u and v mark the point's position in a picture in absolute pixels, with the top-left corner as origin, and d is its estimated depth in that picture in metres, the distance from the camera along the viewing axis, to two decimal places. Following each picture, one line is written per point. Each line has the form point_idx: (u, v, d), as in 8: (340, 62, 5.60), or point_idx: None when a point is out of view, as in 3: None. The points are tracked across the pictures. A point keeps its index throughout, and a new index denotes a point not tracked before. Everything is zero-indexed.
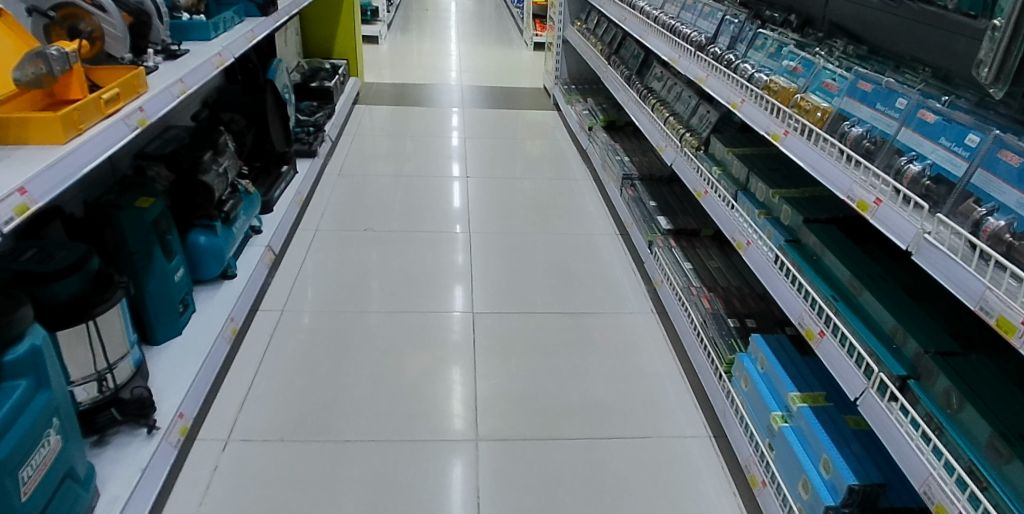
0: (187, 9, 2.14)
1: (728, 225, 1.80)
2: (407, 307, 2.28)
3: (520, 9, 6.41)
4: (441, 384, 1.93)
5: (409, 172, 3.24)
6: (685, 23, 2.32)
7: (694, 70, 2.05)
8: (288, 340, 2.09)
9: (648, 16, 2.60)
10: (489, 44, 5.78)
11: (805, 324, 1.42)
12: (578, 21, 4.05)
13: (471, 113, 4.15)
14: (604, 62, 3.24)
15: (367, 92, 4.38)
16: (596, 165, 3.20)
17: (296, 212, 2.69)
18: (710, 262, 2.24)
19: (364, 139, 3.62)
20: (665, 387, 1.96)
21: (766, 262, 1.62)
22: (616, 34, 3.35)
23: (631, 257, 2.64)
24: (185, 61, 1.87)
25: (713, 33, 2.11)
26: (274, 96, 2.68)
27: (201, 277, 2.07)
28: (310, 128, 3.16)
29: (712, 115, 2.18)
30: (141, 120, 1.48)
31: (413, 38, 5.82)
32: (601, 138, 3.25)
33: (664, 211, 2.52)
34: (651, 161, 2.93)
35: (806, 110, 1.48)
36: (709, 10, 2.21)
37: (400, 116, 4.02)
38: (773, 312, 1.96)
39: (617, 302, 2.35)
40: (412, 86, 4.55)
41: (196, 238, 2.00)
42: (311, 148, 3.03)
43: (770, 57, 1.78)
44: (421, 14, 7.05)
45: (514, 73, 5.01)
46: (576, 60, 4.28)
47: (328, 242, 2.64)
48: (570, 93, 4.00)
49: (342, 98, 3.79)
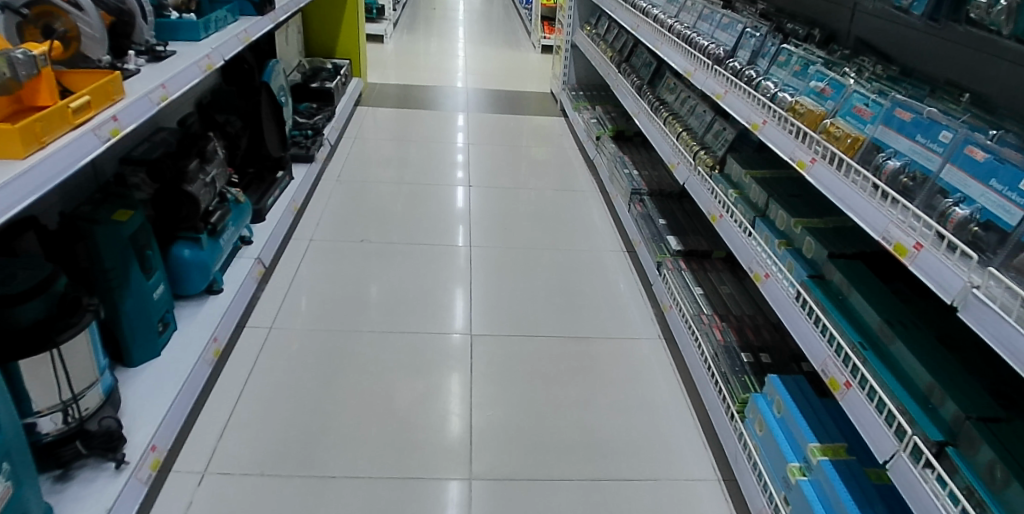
0: (175, 7, 2.03)
1: (745, 254, 1.69)
2: (402, 326, 2.17)
3: (528, 10, 6.30)
4: (435, 414, 1.82)
5: (409, 179, 3.13)
6: (702, 34, 2.20)
7: (711, 85, 1.93)
8: (276, 360, 1.98)
9: (663, 25, 2.48)
10: (496, 46, 5.66)
11: (828, 373, 1.30)
12: (587, 25, 3.94)
13: (476, 117, 4.04)
14: (615, 69, 3.13)
15: (370, 93, 4.26)
16: (603, 177, 3.09)
17: (291, 220, 2.58)
18: (721, 287, 2.13)
19: (365, 143, 3.51)
20: (673, 422, 1.85)
21: (786, 298, 1.50)
22: (627, 41, 3.23)
23: (639, 276, 2.53)
24: (170, 64, 1.75)
25: (732, 46, 1.99)
26: (269, 99, 2.56)
27: (184, 293, 1.96)
28: (308, 131, 3.05)
29: (729, 133, 2.06)
30: (115, 131, 1.37)
31: (419, 37, 5.71)
32: (609, 149, 3.13)
33: (674, 231, 2.41)
34: (661, 176, 2.81)
35: (836, 137, 1.36)
36: (727, 21, 2.08)
37: (403, 120, 3.91)
38: (788, 346, 1.84)
39: (623, 326, 2.24)
40: (417, 88, 4.44)
41: (179, 251, 1.90)
42: (309, 153, 2.91)
43: (793, 75, 1.65)
44: (428, 12, 6.94)
45: (520, 76, 4.90)
46: (584, 66, 4.16)
47: (323, 254, 2.53)
48: (578, 99, 3.89)
49: (344, 100, 3.67)
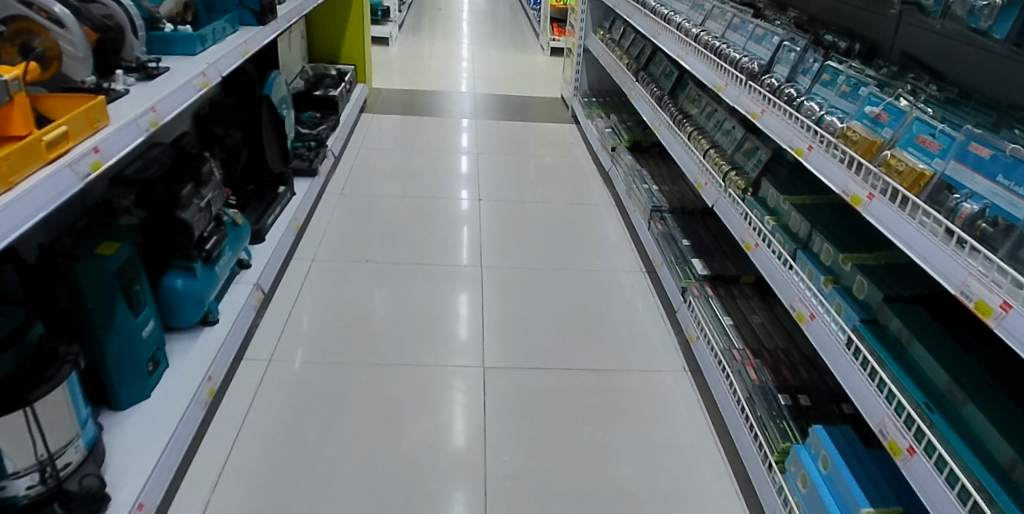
0: (169, 19, 1.90)
1: (785, 290, 1.54)
2: (410, 357, 2.04)
3: (536, 11, 6.15)
4: (446, 459, 1.69)
5: (416, 192, 3.00)
6: (731, 45, 2.07)
7: (745, 102, 1.80)
8: (276, 396, 1.86)
9: (687, 33, 2.34)
10: (504, 48, 5.52)
11: (888, 434, 1.15)
12: (601, 29, 3.80)
13: (484, 125, 3.90)
14: (631, 77, 2.99)
15: (375, 99, 4.13)
16: (619, 190, 2.95)
17: (292, 240, 2.45)
18: (752, 317, 2.00)
19: (370, 153, 3.38)
20: (702, 468, 1.72)
21: (835, 345, 1.34)
22: (644, 47, 3.09)
23: (660, 299, 2.40)
24: (163, 82, 1.61)
25: (768, 60, 1.85)
26: (270, 112, 2.43)
27: (176, 325, 1.84)
28: (311, 143, 2.92)
29: (763, 154, 1.93)
30: (95, 164, 1.23)
31: (425, 40, 5.57)
32: (625, 161, 2.99)
33: (698, 252, 2.28)
34: (682, 191, 2.67)
35: (899, 172, 1.22)
36: (761, 32, 1.95)
37: (410, 127, 3.77)
38: (828, 386, 1.71)
39: (644, 356, 2.10)
40: (423, 93, 4.31)
41: (172, 282, 1.78)
42: (312, 167, 2.78)
43: (841, 96, 1.52)
44: (433, 14, 6.81)
45: (529, 81, 4.76)
46: (597, 71, 4.02)
47: (327, 275, 2.40)
48: (591, 106, 3.75)
49: (349, 108, 3.54)
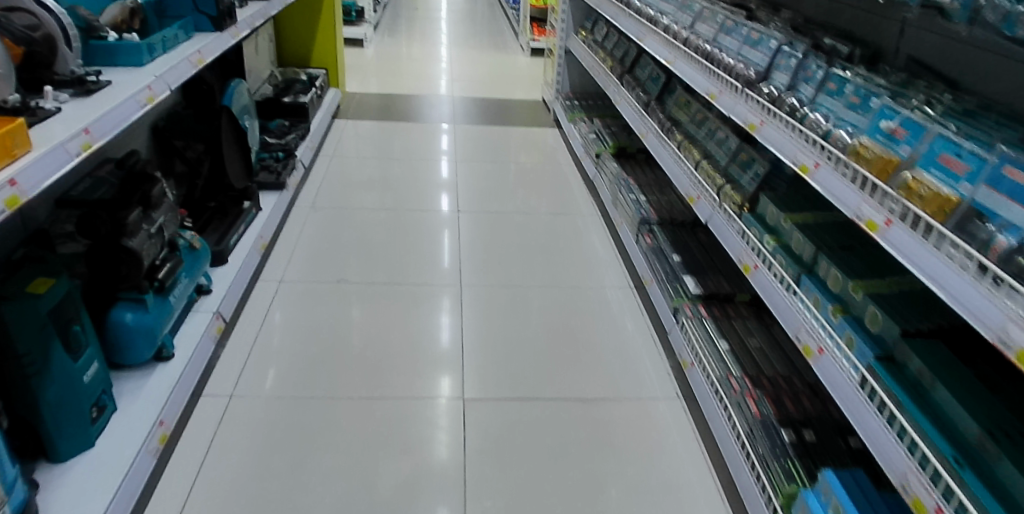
0: (113, 27, 1.73)
1: (789, 320, 1.45)
2: (387, 388, 1.90)
3: (515, 11, 6.01)
4: (425, 504, 1.55)
5: (392, 204, 2.84)
6: (724, 50, 1.95)
7: (742, 112, 1.68)
8: (240, 437, 1.71)
9: (675, 36, 2.21)
10: (483, 49, 5.36)
11: (911, 490, 1.03)
12: (582, 30, 3.66)
13: (464, 130, 3.75)
14: (616, 81, 2.86)
15: (349, 104, 3.96)
16: (604, 200, 2.82)
17: (258, 260, 2.29)
18: (749, 340, 1.90)
19: (344, 162, 3.22)
20: (701, 508, 1.60)
21: (848, 385, 1.24)
22: (629, 49, 2.97)
23: (651, 318, 2.28)
24: (103, 98, 1.45)
25: (765, 66, 1.74)
26: (231, 123, 2.27)
27: (126, 363, 1.67)
28: (278, 153, 2.77)
29: (761, 167, 1.82)
30: (12, 200, 1.04)
31: (402, 41, 5.40)
32: (610, 169, 2.86)
33: (691, 269, 2.16)
34: (671, 201, 2.55)
35: (921, 196, 1.11)
36: (757, 36, 1.84)
37: (385, 134, 3.62)
38: (833, 417, 1.60)
39: (636, 382, 1.98)
40: (400, 97, 4.15)
41: (121, 316, 1.61)
42: (280, 180, 2.62)
43: (850, 108, 1.41)
44: (410, 13, 6.63)
45: (509, 83, 4.61)
46: (579, 73, 3.88)
47: (297, 297, 2.25)
48: (573, 110, 3.62)
49: (320, 115, 3.38)
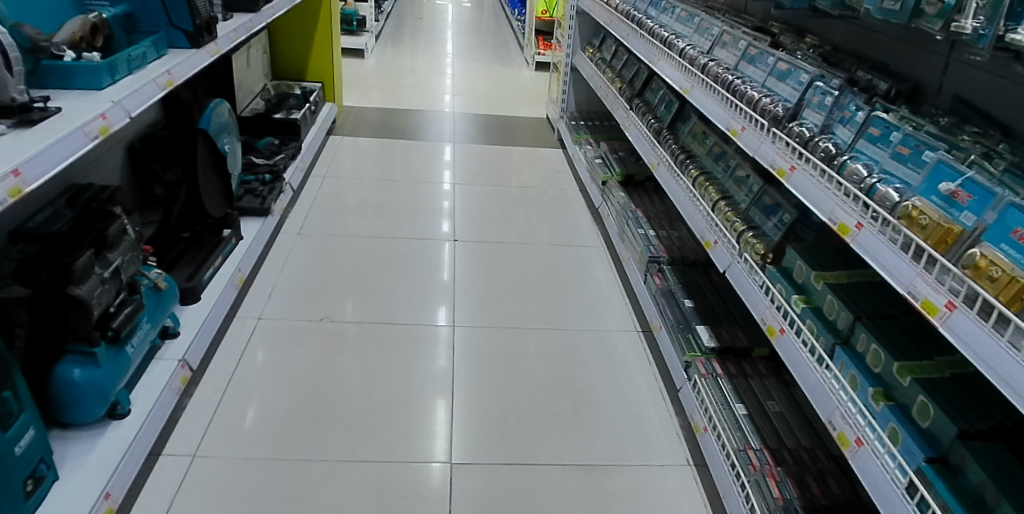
0: (72, 43, 1.54)
1: (823, 403, 1.29)
2: (367, 447, 1.72)
3: (521, 23, 5.85)
4: None
5: (383, 231, 2.67)
6: (747, 79, 1.76)
7: (769, 154, 1.51)
8: (198, 504, 1.52)
9: (693, 61, 2.02)
10: (486, 62, 5.20)
11: None
12: (590, 47, 3.49)
13: (464, 149, 3.58)
14: (625, 104, 2.68)
15: (346, 119, 3.79)
16: (610, 230, 2.64)
17: (236, 295, 2.11)
18: (769, 404, 1.73)
19: (336, 182, 3.04)
20: None
21: (893, 488, 1.07)
22: (640, 70, 2.79)
23: (659, 368, 2.10)
24: (45, 130, 1.27)
25: (794, 102, 1.55)
26: (208, 146, 2.04)
27: (74, 422, 1.50)
28: (265, 176, 2.60)
29: (787, 214, 1.63)
30: None
31: (404, 52, 5.24)
32: (617, 198, 2.67)
33: (704, 317, 1.98)
34: (682, 237, 2.37)
35: (993, 278, 0.93)
36: (784, 67, 1.64)
37: (381, 152, 3.44)
38: (864, 504, 1.43)
39: (642, 446, 1.80)
40: (399, 112, 3.98)
41: (67, 372, 1.44)
42: (264, 206, 2.45)
43: (897, 159, 1.23)
44: (415, 22, 6.47)
45: (513, 98, 4.44)
46: (585, 91, 3.71)
47: (275, 337, 2.07)
48: (579, 131, 3.44)
49: (313, 131, 3.21)
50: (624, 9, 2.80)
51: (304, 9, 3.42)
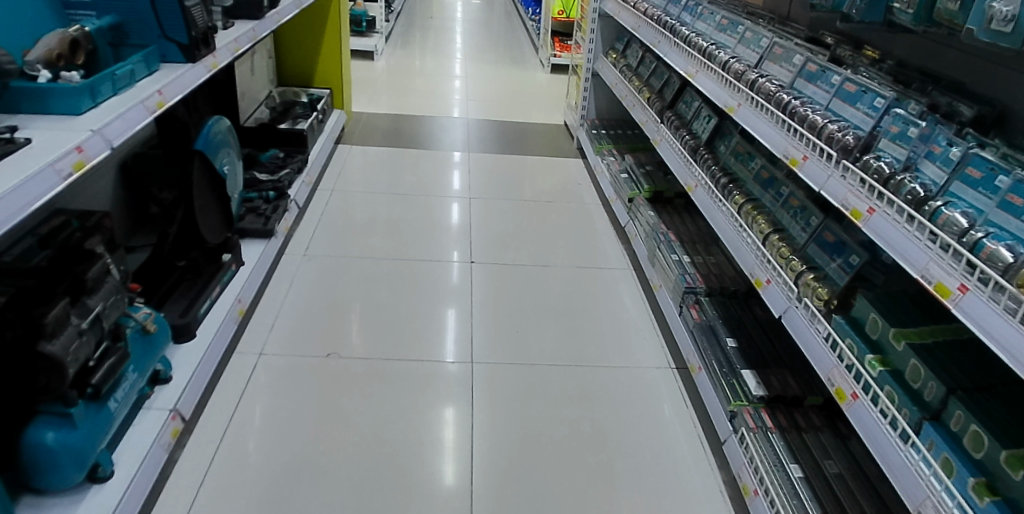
0: (49, 61, 1.36)
1: (910, 489, 1.10)
2: (376, 508, 1.54)
3: (535, 23, 5.64)
4: None
5: (392, 253, 2.48)
6: (806, 99, 1.57)
7: (840, 190, 1.32)
8: None
9: (739, 76, 1.82)
10: (500, 64, 5.00)
11: None
12: (613, 52, 3.29)
13: (479, 159, 3.39)
14: (655, 116, 2.48)
15: (355, 127, 3.61)
16: (638, 253, 2.44)
17: (235, 329, 1.94)
18: (826, 464, 1.52)
19: (343, 196, 2.86)
20: None
21: None
22: (670, 79, 2.59)
23: (698, 412, 1.91)
24: (10, 166, 1.08)
25: (868, 131, 1.35)
26: (207, 169, 1.86)
27: (49, 488, 1.32)
28: (268, 192, 2.42)
29: (855, 256, 1.44)
30: None
31: (415, 53, 5.06)
32: (647, 217, 2.48)
33: (750, 360, 1.79)
34: (720, 263, 2.17)
35: None
36: (854, 89, 1.43)
37: (391, 162, 3.26)
38: None
39: (684, 507, 1.61)
40: (410, 118, 3.80)
41: (40, 436, 1.26)
42: (267, 227, 2.27)
43: (1006, 208, 1.03)
44: (425, 22, 6.28)
45: (528, 104, 4.24)
46: (607, 98, 3.50)
47: (277, 376, 1.89)
48: (601, 140, 3.25)
49: (320, 141, 3.03)
50: (653, 13, 2.59)
51: (311, 11, 3.25)
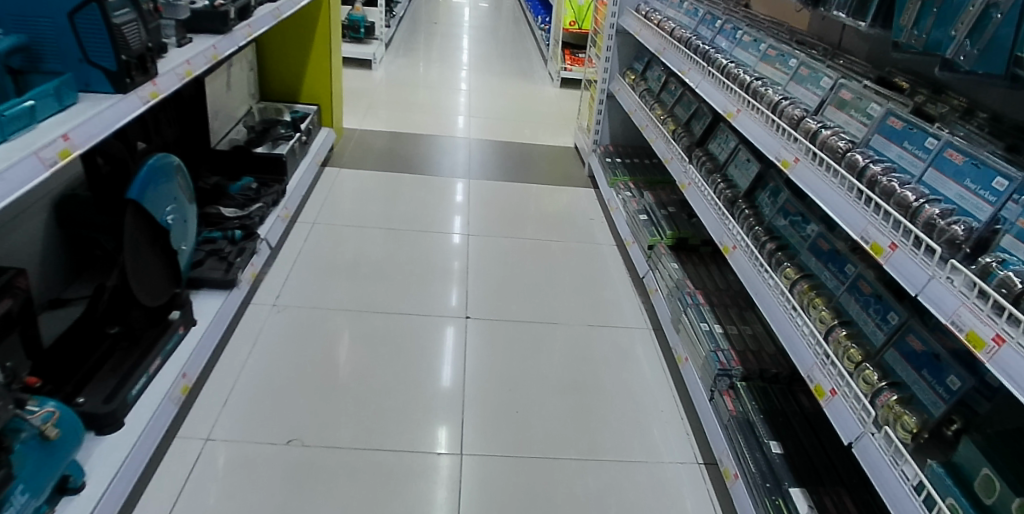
0: None
1: None
2: None
3: (545, 32, 5.30)
4: None
5: (374, 305, 2.15)
6: (887, 163, 1.23)
7: (949, 301, 0.97)
8: None
9: (796, 124, 1.48)
10: (506, 77, 4.66)
11: None
12: (631, 72, 2.95)
13: (480, 186, 3.06)
14: (682, 153, 2.15)
15: (345, 146, 3.29)
16: (659, 312, 2.11)
17: (176, 410, 1.62)
18: None
19: (324, 230, 2.54)
20: None
21: None
22: (699, 109, 2.25)
23: None
24: None
25: (984, 221, 1.01)
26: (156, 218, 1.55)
27: None
28: (234, 232, 2.11)
29: (955, 378, 1.10)
30: None
31: (417, 63, 4.73)
32: (670, 270, 2.14)
33: (797, 473, 1.46)
34: (758, 336, 1.84)
35: None
36: (960, 160, 1.09)
37: (382, 188, 2.93)
38: None
39: None
40: (407, 138, 3.48)
41: None
42: (228, 276, 1.95)
43: None
44: (429, 28, 5.95)
45: (536, 123, 3.91)
46: (623, 123, 3.17)
47: (224, 467, 1.56)
48: (616, 170, 2.91)
49: (302, 166, 2.71)
50: (682, 34, 2.25)
51: (298, 20, 2.93)
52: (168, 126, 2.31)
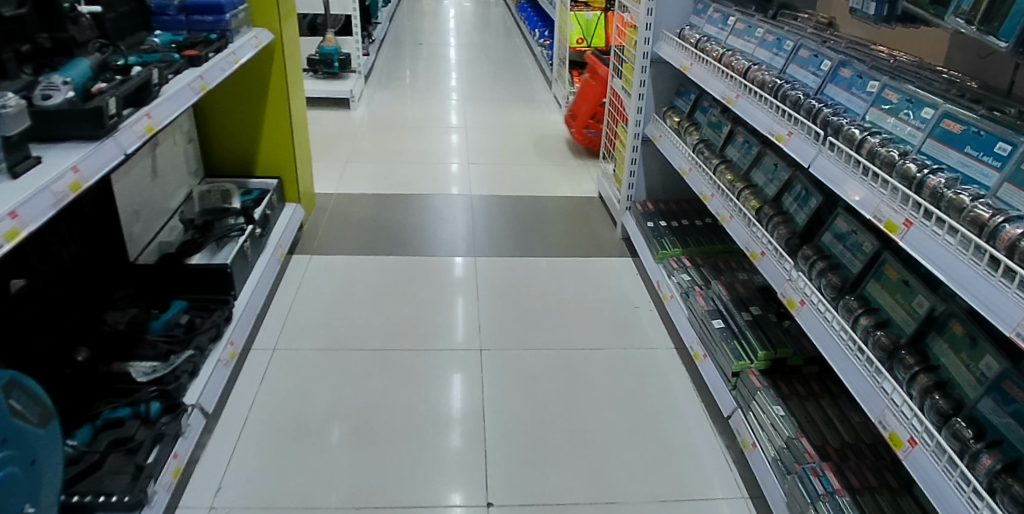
0: None
1: None
2: None
3: (545, 49, 4.65)
4: None
5: (352, 490, 1.51)
6: None
7: None
8: None
9: None
10: (507, 105, 4.02)
11: None
12: (673, 111, 2.31)
13: (487, 265, 2.43)
14: (777, 246, 1.53)
15: (320, 221, 2.66)
16: (761, 476, 1.48)
17: None
18: None
19: (288, 360, 1.91)
20: None
21: None
22: (793, 179, 1.63)
23: None
24: None
25: None
26: None
27: None
28: (150, 405, 1.48)
29: None
30: None
31: (403, 95, 4.10)
32: (776, 419, 1.51)
33: None
34: None
35: None
36: None
37: (365, 280, 2.30)
38: None
39: None
40: (396, 200, 2.85)
41: None
42: (136, 494, 1.28)
43: None
44: (415, 50, 5.32)
45: (548, 165, 3.26)
46: (662, 172, 2.52)
47: None
48: (663, 238, 2.27)
49: (260, 269, 2.09)
50: (765, 77, 1.60)
51: (244, 73, 2.30)
52: (61, 248, 1.68)
